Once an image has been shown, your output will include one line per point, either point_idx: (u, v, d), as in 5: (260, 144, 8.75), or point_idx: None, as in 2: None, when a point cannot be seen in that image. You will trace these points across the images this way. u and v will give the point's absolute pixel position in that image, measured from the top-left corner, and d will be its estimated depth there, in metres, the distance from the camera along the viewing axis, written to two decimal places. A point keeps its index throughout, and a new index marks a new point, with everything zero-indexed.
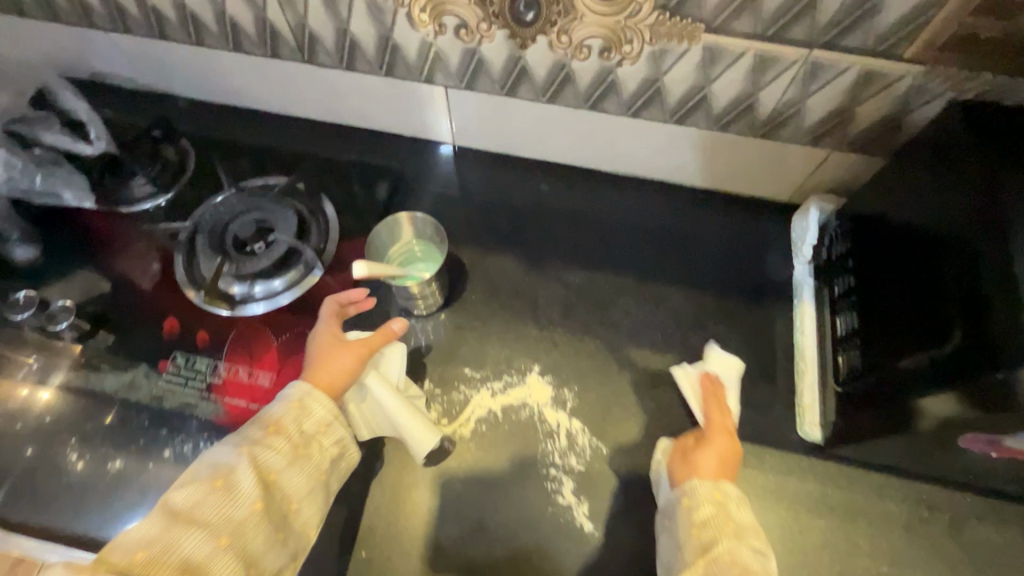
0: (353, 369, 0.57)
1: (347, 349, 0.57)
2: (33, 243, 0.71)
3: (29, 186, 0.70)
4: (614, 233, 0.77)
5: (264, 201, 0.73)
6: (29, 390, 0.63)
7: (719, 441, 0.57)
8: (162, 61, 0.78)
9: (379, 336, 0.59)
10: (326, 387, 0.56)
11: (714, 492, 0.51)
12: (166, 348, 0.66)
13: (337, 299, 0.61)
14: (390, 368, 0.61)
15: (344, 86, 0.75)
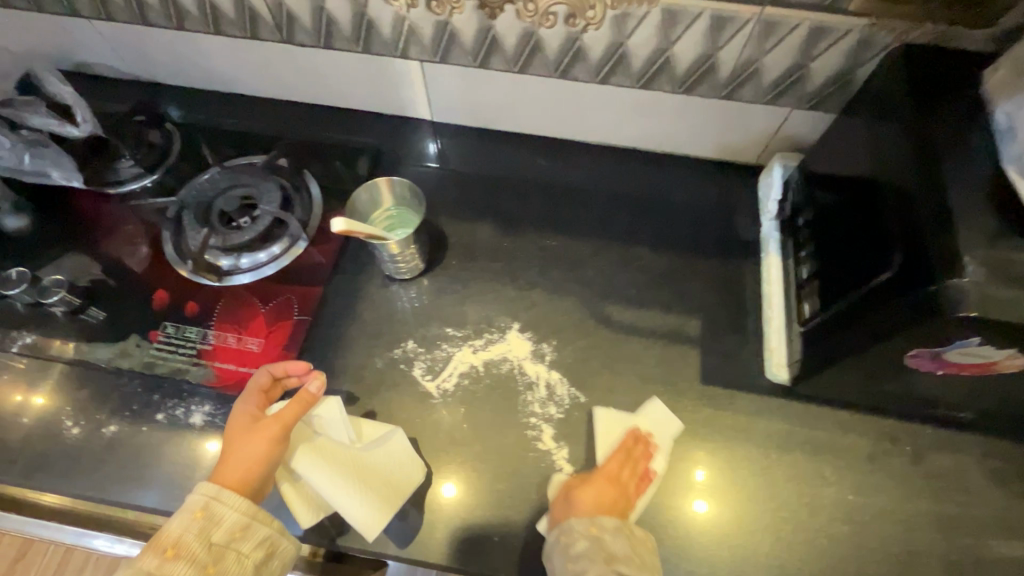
0: (269, 452, 0.54)
1: (262, 433, 0.54)
2: (23, 213, 0.74)
3: (17, 165, 0.71)
4: (589, 198, 0.79)
5: (248, 177, 0.75)
6: (26, 381, 0.65)
7: (611, 479, 0.57)
8: (144, 47, 0.80)
9: (296, 410, 0.56)
10: (241, 483, 0.52)
11: (587, 525, 0.53)
12: (155, 320, 0.67)
13: (266, 372, 0.59)
14: (333, 433, 0.59)
15: (323, 64, 0.78)
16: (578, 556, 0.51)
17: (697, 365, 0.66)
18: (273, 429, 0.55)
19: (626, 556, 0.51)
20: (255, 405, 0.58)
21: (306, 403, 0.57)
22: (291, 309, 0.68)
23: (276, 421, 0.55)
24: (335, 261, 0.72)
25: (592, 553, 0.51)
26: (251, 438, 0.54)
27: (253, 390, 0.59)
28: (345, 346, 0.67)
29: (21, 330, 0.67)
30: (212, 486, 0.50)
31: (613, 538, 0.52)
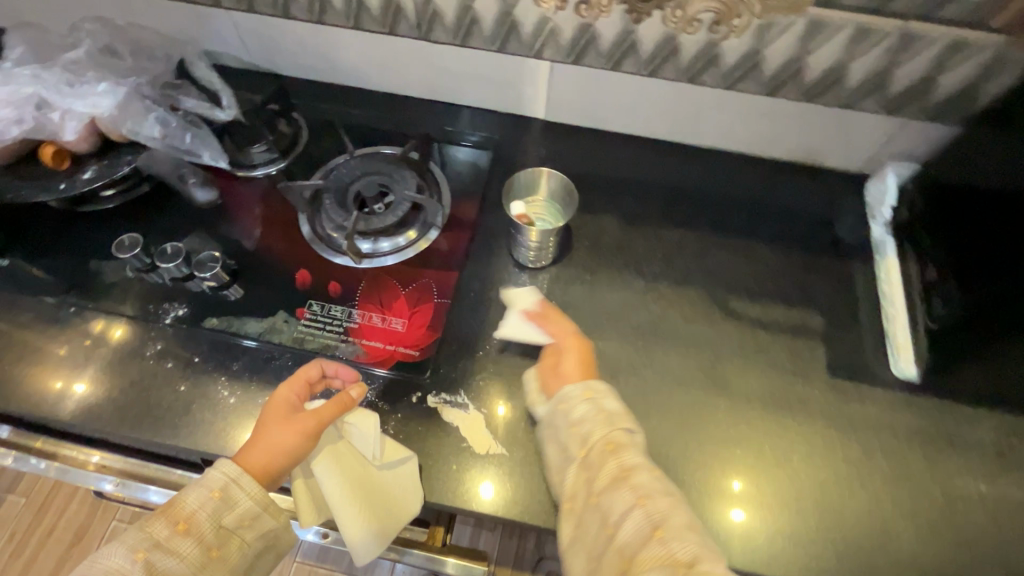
0: (299, 446, 0.55)
1: (297, 425, 0.55)
2: (211, 187, 0.78)
3: (179, 143, 0.72)
4: (702, 197, 0.83)
5: (382, 165, 0.77)
6: (177, 352, 0.67)
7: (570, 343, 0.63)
8: (278, 40, 0.82)
9: (334, 403, 0.57)
10: (261, 471, 0.53)
11: (584, 390, 0.57)
12: (301, 298, 0.70)
13: (316, 366, 0.61)
14: (360, 444, 0.60)
15: (455, 62, 0.81)
16: (580, 419, 0.55)
17: (823, 360, 0.69)
18: (309, 425, 0.56)
19: (618, 409, 0.56)
20: (297, 396, 0.59)
21: (344, 405, 0.58)
22: (431, 292, 0.71)
23: (315, 418, 0.56)
24: (466, 250, 0.75)
25: (591, 414, 0.55)
26: (288, 428, 0.55)
27: (299, 378, 0.60)
28: (484, 328, 0.69)
29: (172, 303, 0.70)
30: (235, 468, 0.52)
31: (607, 398, 0.57)
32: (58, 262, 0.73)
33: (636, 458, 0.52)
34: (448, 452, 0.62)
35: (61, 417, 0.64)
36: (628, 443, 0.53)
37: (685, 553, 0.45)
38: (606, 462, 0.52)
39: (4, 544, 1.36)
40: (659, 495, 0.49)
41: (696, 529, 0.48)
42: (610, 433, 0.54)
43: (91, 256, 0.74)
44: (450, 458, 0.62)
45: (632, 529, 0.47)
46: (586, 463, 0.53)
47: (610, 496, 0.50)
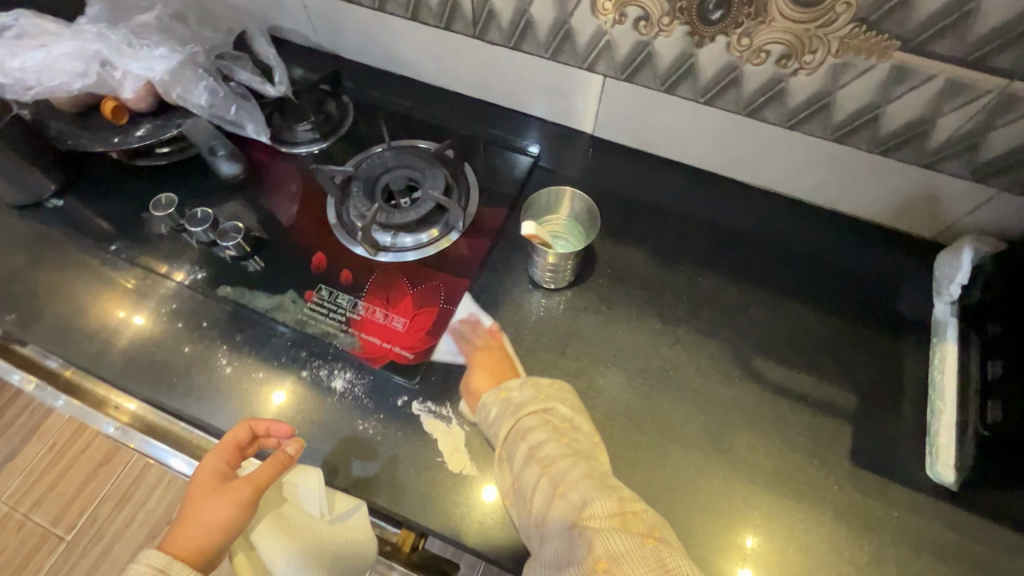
0: (236, 516, 0.52)
1: (232, 494, 0.53)
2: (237, 160, 0.78)
3: (224, 113, 0.72)
4: (745, 242, 0.77)
5: (415, 160, 0.76)
6: (189, 315, 0.69)
7: (479, 355, 0.64)
8: (339, 23, 0.83)
9: (270, 463, 0.55)
10: (194, 553, 0.51)
11: (496, 393, 0.58)
12: (313, 281, 0.71)
13: (245, 428, 0.59)
14: (305, 502, 0.57)
15: (507, 65, 0.79)
16: (495, 420, 0.57)
17: (847, 443, 0.62)
18: (244, 491, 0.53)
19: (530, 398, 0.57)
20: (228, 464, 0.56)
21: (281, 463, 0.56)
22: (438, 296, 0.69)
23: (251, 482, 0.54)
24: (484, 259, 0.73)
25: (500, 412, 0.57)
26: (220, 500, 0.53)
27: (228, 445, 0.58)
28: None
29: (196, 266, 0.72)
30: (161, 558, 0.48)
31: (519, 391, 0.58)
32: (106, 210, 0.77)
33: (539, 435, 0.54)
34: (424, 464, 0.61)
35: (81, 356, 0.68)
36: (535, 426, 0.55)
37: (580, 501, 0.49)
38: (518, 445, 0.54)
39: (45, 451, 1.49)
40: (561, 464, 0.52)
41: (597, 477, 0.51)
42: (517, 420, 0.56)
43: (137, 209, 0.77)
44: (423, 473, 0.60)
45: (543, 496, 0.51)
46: (507, 453, 0.55)
47: (524, 474, 0.53)
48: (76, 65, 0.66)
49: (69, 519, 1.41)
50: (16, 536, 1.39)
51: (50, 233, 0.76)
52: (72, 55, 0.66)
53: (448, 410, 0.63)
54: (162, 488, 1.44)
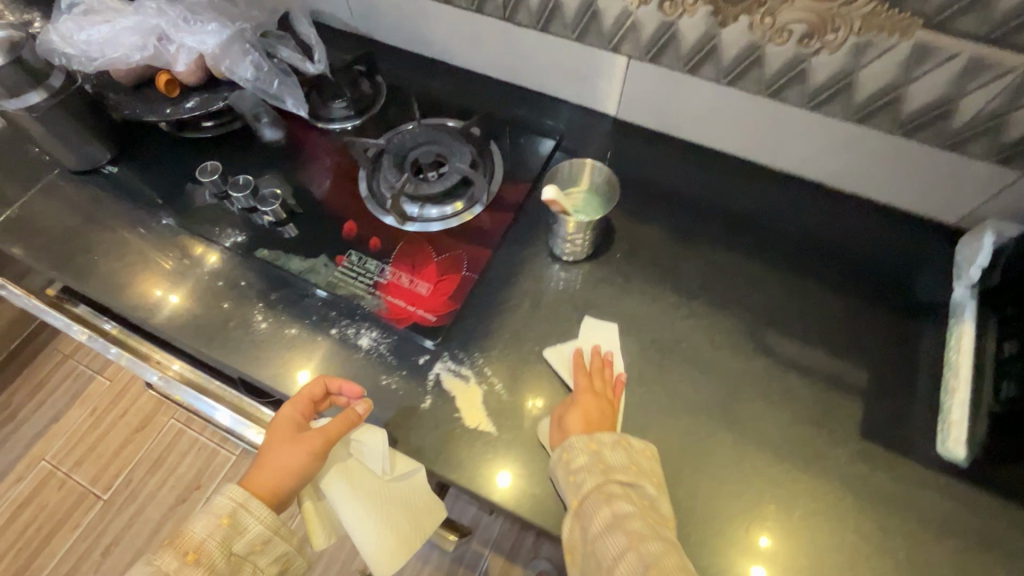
0: (303, 465, 0.58)
1: (302, 444, 0.59)
2: (278, 127, 0.85)
3: (267, 87, 0.75)
4: (764, 223, 0.78)
5: (444, 136, 0.80)
6: (228, 276, 0.74)
7: (585, 396, 0.61)
8: (374, 6, 0.87)
9: (339, 421, 0.59)
10: (271, 493, 0.58)
11: (587, 442, 0.56)
12: (343, 246, 0.74)
13: (318, 383, 0.62)
14: (367, 460, 0.60)
15: (533, 47, 0.82)
16: (580, 469, 0.55)
17: (858, 417, 0.63)
18: (311, 444, 0.58)
19: (623, 465, 0.55)
20: (304, 413, 0.62)
21: (349, 422, 0.60)
22: (461, 265, 0.72)
23: (320, 435, 0.59)
24: (506, 231, 0.75)
25: (590, 466, 0.55)
26: (291, 447, 0.59)
27: (303, 396, 0.62)
28: (505, 310, 0.70)
29: (235, 229, 0.76)
30: (240, 492, 0.57)
31: (612, 451, 0.56)
32: (156, 177, 0.83)
33: (625, 505, 0.52)
34: (443, 420, 0.64)
35: (131, 309, 0.73)
36: (621, 494, 0.53)
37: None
38: (600, 509, 0.52)
39: (86, 415, 1.58)
40: (651, 540, 0.50)
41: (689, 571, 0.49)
42: (606, 481, 0.54)
43: (184, 177, 0.82)
44: (441, 428, 0.63)
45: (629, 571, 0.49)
46: (582, 510, 0.53)
47: (603, 540, 0.51)
48: (129, 42, 0.70)
49: (106, 480, 1.49)
50: (58, 492, 1.47)
51: (106, 196, 0.82)
52: (126, 32, 0.70)
53: (467, 370, 0.66)
54: (192, 454, 1.51)
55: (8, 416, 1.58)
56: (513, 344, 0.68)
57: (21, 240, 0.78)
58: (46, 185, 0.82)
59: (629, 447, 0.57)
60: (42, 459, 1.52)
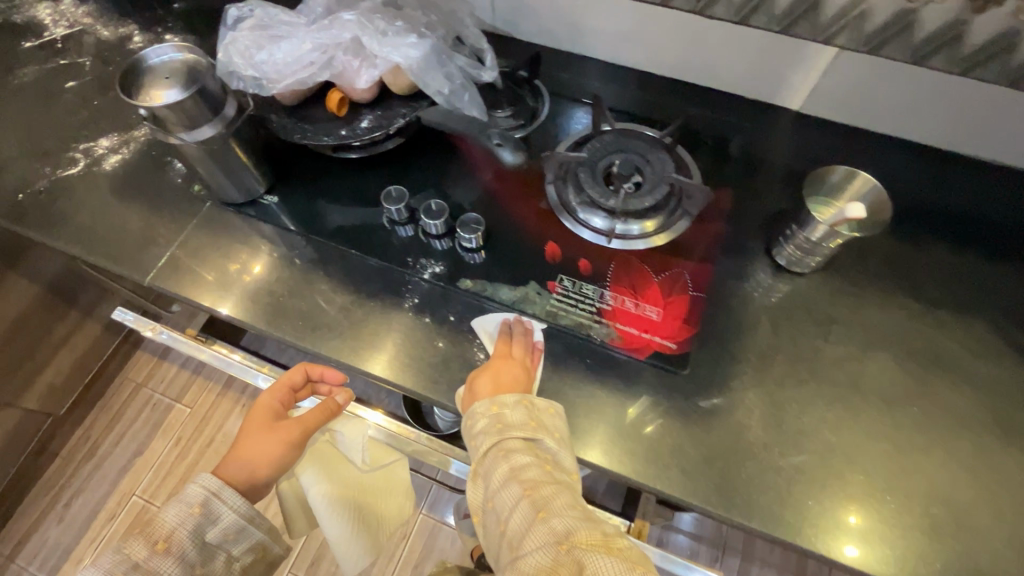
0: (282, 453, 0.67)
1: (282, 433, 0.68)
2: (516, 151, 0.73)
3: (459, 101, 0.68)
4: (987, 218, 0.73)
5: (638, 143, 0.74)
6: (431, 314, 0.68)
7: (500, 360, 0.62)
8: (529, 5, 0.82)
9: (317, 411, 0.71)
10: (245, 476, 0.65)
11: (490, 405, 0.57)
12: (552, 271, 0.69)
13: (303, 371, 0.77)
14: (348, 452, 0.79)
15: (717, 41, 0.76)
16: (481, 430, 0.56)
17: None
18: (292, 432, 0.68)
19: (522, 424, 0.56)
20: (273, 400, 0.74)
21: (328, 411, 0.71)
22: (687, 284, 0.67)
23: (298, 424, 0.69)
24: (722, 243, 0.70)
25: (488, 428, 0.56)
26: (267, 436, 0.68)
27: (281, 386, 0.75)
28: (744, 330, 0.65)
29: (430, 259, 0.70)
30: (214, 482, 0.61)
31: (513, 410, 0.57)
32: (321, 206, 0.76)
33: (523, 457, 0.53)
34: (712, 457, 0.59)
35: (329, 352, 0.67)
36: (519, 449, 0.54)
37: (563, 529, 0.47)
38: (499, 465, 0.54)
39: (171, 445, 1.51)
40: (543, 486, 0.51)
41: (579, 509, 0.50)
42: (502, 439, 0.55)
43: (356, 204, 0.76)
44: (711, 465, 0.59)
45: (520, 519, 0.49)
46: (485, 469, 0.55)
47: (501, 492, 0.52)
48: (315, 62, 0.64)
49: None
50: None
51: (270, 230, 0.75)
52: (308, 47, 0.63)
53: (718, 401, 0.62)
54: None
55: (89, 450, 1.51)
56: (763, 367, 0.63)
57: (192, 284, 0.72)
58: (202, 220, 0.76)
59: (528, 403, 0.58)
60: (133, 495, 1.46)
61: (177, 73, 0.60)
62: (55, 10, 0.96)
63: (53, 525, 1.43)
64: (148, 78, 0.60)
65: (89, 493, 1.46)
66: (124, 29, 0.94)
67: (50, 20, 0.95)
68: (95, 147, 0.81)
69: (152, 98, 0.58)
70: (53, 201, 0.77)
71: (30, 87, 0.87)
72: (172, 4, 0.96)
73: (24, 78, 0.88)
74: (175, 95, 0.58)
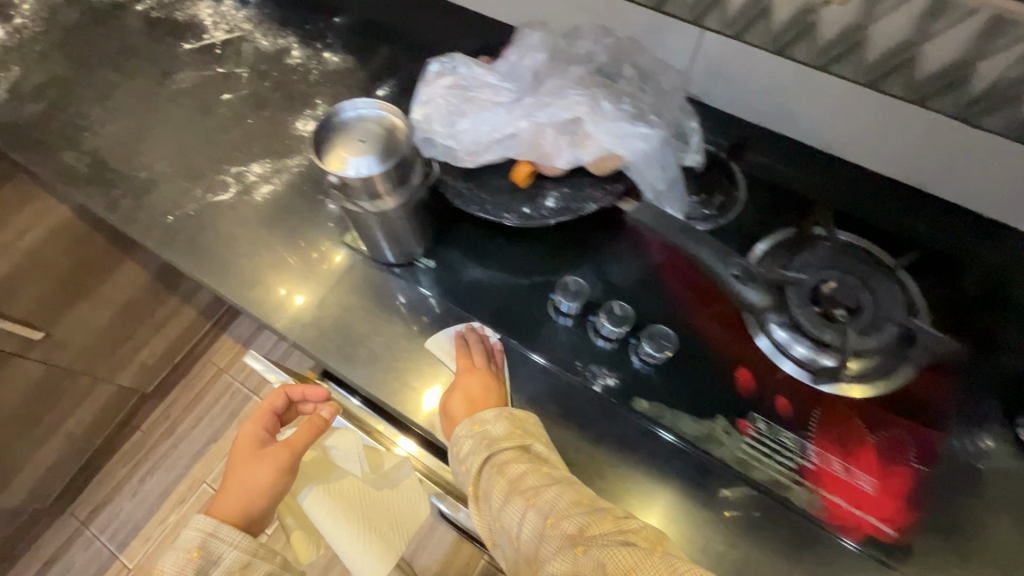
0: (274, 477, 0.63)
1: (273, 457, 0.64)
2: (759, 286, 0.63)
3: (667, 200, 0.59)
4: None
5: (856, 267, 0.63)
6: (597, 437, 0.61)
7: (464, 376, 0.61)
8: (735, 73, 0.72)
9: (305, 423, 0.67)
10: (241, 511, 0.61)
11: (470, 426, 0.57)
12: (742, 406, 0.59)
13: (283, 394, 0.72)
14: (343, 459, 0.71)
15: (968, 149, 0.63)
16: (468, 456, 0.56)
17: None
18: (281, 457, 0.64)
19: (506, 433, 0.56)
20: (258, 428, 0.68)
21: (314, 424, 0.67)
22: (909, 452, 0.56)
23: (288, 446, 0.65)
24: (954, 405, 0.59)
25: (475, 448, 0.56)
26: (255, 463, 0.63)
27: (264, 412, 0.70)
28: (976, 522, 0.54)
29: (601, 367, 0.61)
30: (209, 523, 0.58)
31: (495, 423, 0.57)
32: (480, 278, 0.68)
33: (517, 468, 0.53)
34: None
35: None
36: (512, 460, 0.54)
37: (575, 527, 0.48)
38: (496, 484, 0.53)
39: None
40: (546, 487, 0.52)
41: (584, 501, 0.51)
42: (491, 454, 0.55)
43: (518, 281, 0.68)
44: None
45: (531, 530, 0.50)
46: (483, 493, 0.54)
47: (505, 510, 0.52)
48: (519, 144, 0.56)
49: None
50: None
51: (426, 298, 0.69)
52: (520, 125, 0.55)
53: None
54: None
55: (167, 429, 1.53)
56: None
57: (339, 350, 0.67)
58: (353, 274, 0.71)
59: (505, 412, 0.59)
60: (203, 483, 1.46)
61: (373, 138, 0.53)
62: (216, 11, 0.93)
63: (127, 499, 1.46)
64: (340, 134, 0.53)
65: (163, 472, 1.48)
66: (283, 39, 0.89)
67: (210, 22, 0.92)
68: (247, 172, 0.77)
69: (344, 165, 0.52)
70: (203, 229, 0.73)
71: (187, 95, 0.84)
72: (334, 18, 0.91)
73: (182, 84, 0.85)
74: (369, 169, 0.52)
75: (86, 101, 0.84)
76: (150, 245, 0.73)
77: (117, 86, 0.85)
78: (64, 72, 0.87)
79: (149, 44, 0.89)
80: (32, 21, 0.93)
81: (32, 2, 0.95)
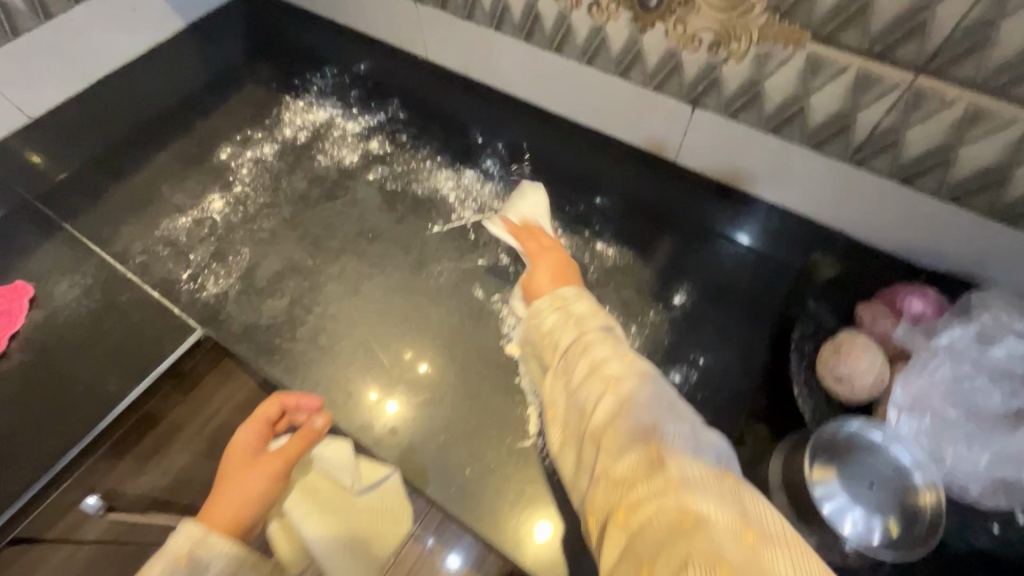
0: (264, 488, 0.56)
1: (263, 467, 0.58)
2: None
3: None
4: None
5: None
6: None
7: (542, 252, 0.68)
8: None
9: (302, 432, 0.60)
10: (231, 522, 0.54)
11: (553, 300, 0.56)
12: None
13: (277, 401, 0.62)
14: (335, 470, 0.69)
15: None
16: (550, 325, 0.54)
17: None
18: (275, 467, 0.58)
19: (589, 312, 0.54)
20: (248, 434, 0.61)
21: (308, 437, 0.60)
22: None
23: (280, 457, 0.59)
24: None
25: (559, 318, 0.54)
26: (249, 473, 0.57)
27: (258, 417, 0.61)
28: None
29: None
30: (198, 531, 0.51)
31: (576, 303, 0.55)
32: None
33: (603, 349, 0.49)
34: None
35: None
36: (601, 342, 0.50)
37: (656, 427, 0.43)
38: (578, 359, 0.50)
39: None
40: (630, 378, 0.47)
41: (672, 411, 0.45)
42: (581, 334, 0.52)
43: None
44: None
45: (605, 412, 0.45)
46: (561, 365, 0.51)
47: (581, 389, 0.48)
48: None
49: None
50: None
51: None
52: None
53: None
54: None
55: None
56: None
57: None
58: None
59: (615, 335, 0.52)
60: None
61: (879, 500, 0.49)
62: (458, 184, 0.84)
63: None
64: (872, 457, 0.50)
65: None
66: None
67: (455, 198, 0.82)
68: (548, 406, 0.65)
69: (832, 478, 0.49)
70: (516, 491, 0.60)
71: (450, 294, 0.73)
72: (594, 198, 0.82)
73: (440, 279, 0.75)
74: (840, 515, 0.48)
75: (333, 296, 0.74)
76: (444, 508, 0.60)
77: (366, 277, 0.75)
78: (301, 258, 0.77)
79: (392, 224, 0.80)
80: (253, 189, 0.84)
81: (250, 167, 0.87)
